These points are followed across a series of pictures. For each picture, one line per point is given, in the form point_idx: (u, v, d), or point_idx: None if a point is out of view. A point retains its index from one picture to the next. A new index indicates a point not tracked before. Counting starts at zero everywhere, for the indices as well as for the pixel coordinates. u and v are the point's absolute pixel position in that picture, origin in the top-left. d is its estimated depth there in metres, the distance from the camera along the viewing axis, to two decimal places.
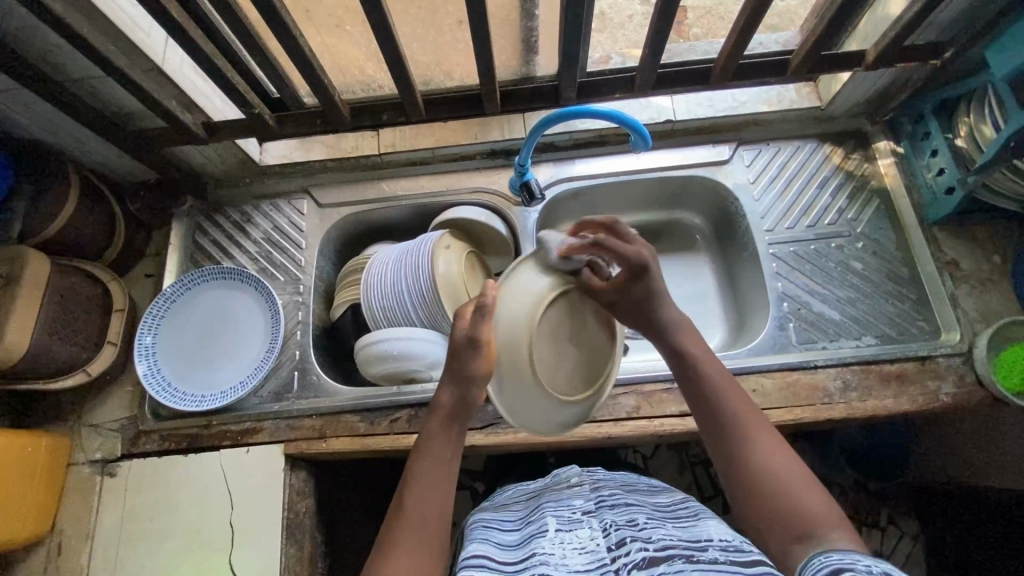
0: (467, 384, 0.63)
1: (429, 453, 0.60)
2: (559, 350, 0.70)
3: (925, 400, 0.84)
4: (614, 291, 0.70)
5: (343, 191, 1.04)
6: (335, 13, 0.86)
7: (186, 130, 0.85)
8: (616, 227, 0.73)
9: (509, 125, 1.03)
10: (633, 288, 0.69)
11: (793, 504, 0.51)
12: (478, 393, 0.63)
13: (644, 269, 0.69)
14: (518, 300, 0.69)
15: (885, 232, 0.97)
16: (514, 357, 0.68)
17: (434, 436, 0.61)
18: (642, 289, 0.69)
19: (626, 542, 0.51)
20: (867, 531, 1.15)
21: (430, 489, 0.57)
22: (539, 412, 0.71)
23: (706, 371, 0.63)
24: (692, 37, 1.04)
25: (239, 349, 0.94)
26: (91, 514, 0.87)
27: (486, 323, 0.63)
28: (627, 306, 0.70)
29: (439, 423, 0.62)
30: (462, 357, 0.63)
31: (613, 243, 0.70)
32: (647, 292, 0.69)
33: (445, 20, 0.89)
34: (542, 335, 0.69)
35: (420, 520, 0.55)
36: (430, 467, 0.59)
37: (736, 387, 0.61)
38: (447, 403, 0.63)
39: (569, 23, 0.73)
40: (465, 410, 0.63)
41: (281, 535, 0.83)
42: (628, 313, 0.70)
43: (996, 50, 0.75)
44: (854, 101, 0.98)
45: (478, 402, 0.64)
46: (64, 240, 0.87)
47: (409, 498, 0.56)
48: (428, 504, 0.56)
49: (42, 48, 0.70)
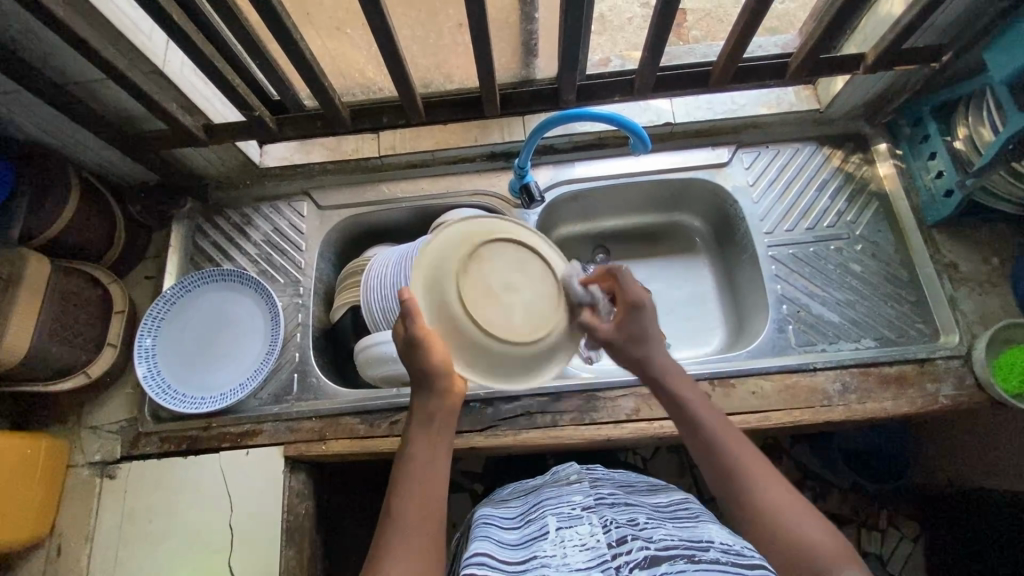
0: (428, 381, 0.60)
1: (413, 456, 0.59)
2: (501, 285, 0.63)
3: (924, 402, 0.84)
4: (611, 329, 0.67)
5: (344, 193, 1.04)
6: (336, 16, 0.87)
7: (186, 133, 0.85)
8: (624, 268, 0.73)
9: (509, 127, 1.03)
10: (631, 324, 0.67)
11: (801, 539, 0.52)
12: (448, 384, 0.60)
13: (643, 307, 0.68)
14: (445, 244, 0.64)
15: (885, 234, 0.97)
16: (447, 298, 0.61)
17: (417, 439, 0.60)
18: (639, 326, 0.68)
19: (627, 540, 0.51)
20: (868, 533, 1.15)
21: (417, 492, 0.56)
22: (489, 359, 0.62)
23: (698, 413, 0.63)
24: (691, 40, 1.05)
25: (238, 351, 0.94)
26: (90, 516, 0.87)
27: (416, 318, 0.59)
28: (623, 346, 0.67)
29: (420, 425, 0.61)
30: (415, 361, 0.60)
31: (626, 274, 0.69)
32: (643, 330, 0.68)
33: (445, 23, 0.90)
34: (476, 270, 0.63)
35: (410, 524, 0.54)
36: (416, 470, 0.58)
37: (730, 425, 0.62)
38: (426, 404, 0.61)
39: (569, 26, 0.73)
40: (444, 408, 0.61)
41: (282, 537, 0.84)
42: (621, 353, 0.68)
43: (995, 53, 0.75)
44: (853, 103, 0.98)
45: (454, 393, 0.60)
46: (64, 242, 0.87)
47: (397, 502, 0.56)
48: (417, 507, 0.56)
49: (43, 51, 0.70)
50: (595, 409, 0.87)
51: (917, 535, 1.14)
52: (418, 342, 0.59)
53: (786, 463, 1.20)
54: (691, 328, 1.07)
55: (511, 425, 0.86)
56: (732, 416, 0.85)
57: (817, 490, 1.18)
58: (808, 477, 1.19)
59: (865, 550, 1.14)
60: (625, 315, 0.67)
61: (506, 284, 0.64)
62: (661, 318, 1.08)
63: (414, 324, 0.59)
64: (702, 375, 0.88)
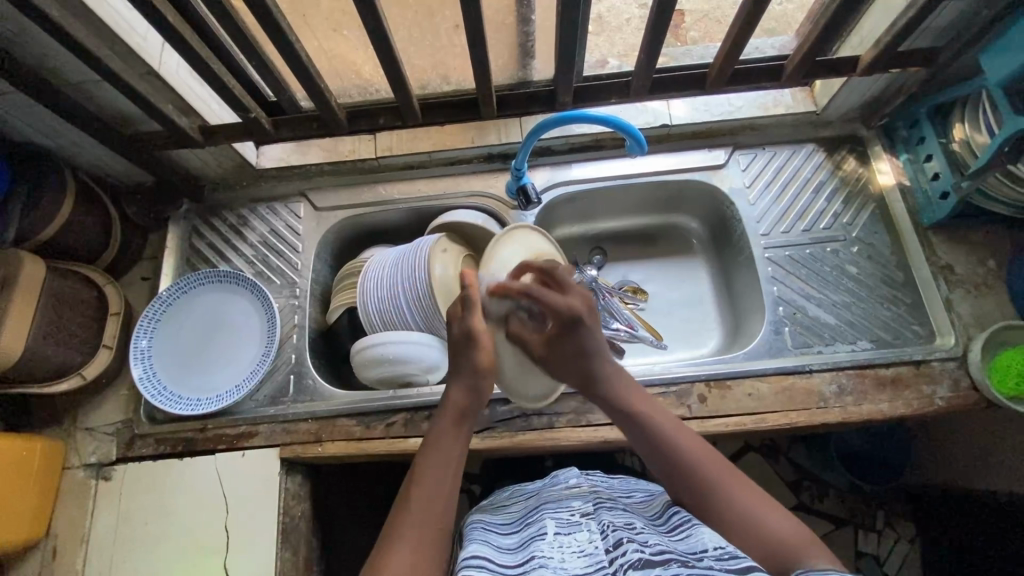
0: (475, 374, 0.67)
1: (438, 448, 0.61)
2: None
3: (920, 404, 0.84)
4: (545, 344, 0.74)
5: (341, 194, 1.04)
6: (332, 17, 0.87)
7: (182, 134, 0.85)
8: (553, 275, 0.75)
9: (507, 128, 1.03)
10: (568, 342, 0.71)
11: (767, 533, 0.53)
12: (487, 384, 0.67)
13: (575, 321, 0.71)
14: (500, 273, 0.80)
15: (881, 236, 0.97)
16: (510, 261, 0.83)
17: (443, 433, 0.62)
18: (573, 341, 0.71)
19: (623, 543, 0.51)
20: (864, 534, 1.15)
21: (436, 484, 0.57)
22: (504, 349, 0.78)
23: (650, 417, 0.64)
24: (689, 41, 1.05)
25: (235, 352, 0.94)
26: (86, 517, 0.86)
27: (472, 313, 0.69)
28: (563, 362, 0.72)
29: (450, 421, 0.63)
30: (462, 354, 0.68)
31: (544, 296, 0.72)
32: (578, 344, 0.71)
33: (441, 24, 0.89)
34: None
35: (425, 516, 0.55)
36: (436, 462, 0.59)
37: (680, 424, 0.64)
38: (458, 400, 0.65)
39: (565, 28, 0.73)
40: (473, 409, 0.65)
41: (278, 539, 0.83)
42: (559, 366, 0.73)
43: (990, 56, 0.75)
44: (849, 105, 0.98)
45: (487, 394, 0.67)
46: (60, 243, 0.87)
47: (416, 490, 0.57)
48: (433, 499, 0.56)
49: (38, 52, 0.70)
50: (592, 411, 0.87)
51: (913, 536, 1.15)
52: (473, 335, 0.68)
53: (784, 463, 1.21)
54: (689, 329, 1.07)
55: (507, 427, 0.86)
56: (728, 418, 0.85)
57: (815, 491, 1.18)
58: (806, 477, 1.19)
59: (862, 550, 1.15)
60: (560, 332, 0.72)
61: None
62: (657, 319, 1.09)
63: (472, 317, 0.68)
64: (698, 378, 0.87)
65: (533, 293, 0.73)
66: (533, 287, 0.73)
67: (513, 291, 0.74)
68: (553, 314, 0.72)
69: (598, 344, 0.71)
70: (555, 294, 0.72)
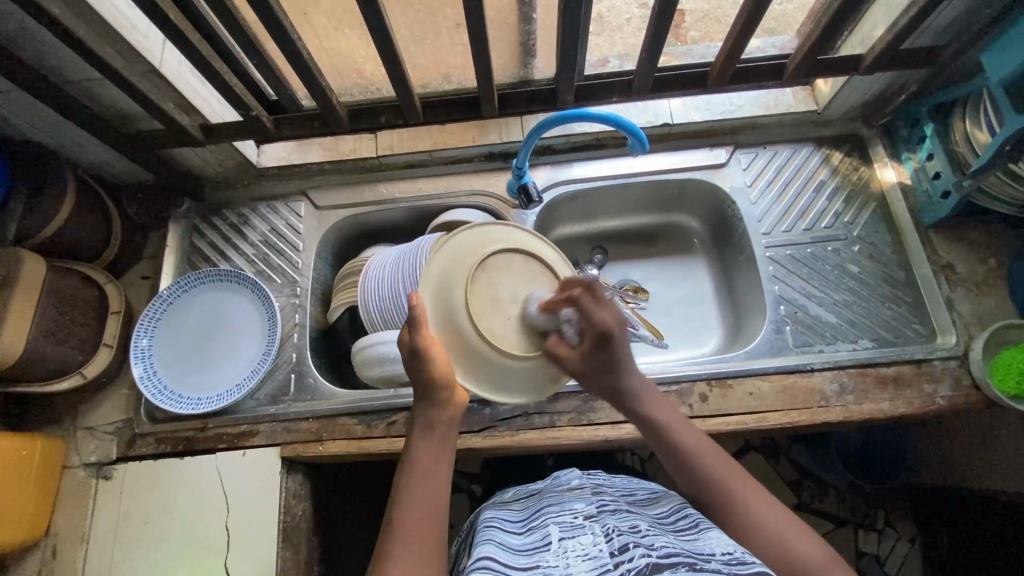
0: (432, 391, 0.62)
1: (417, 464, 0.60)
2: (509, 296, 0.65)
3: (921, 403, 0.84)
4: (579, 359, 0.65)
5: (342, 193, 1.04)
6: (332, 14, 0.88)
7: (184, 133, 0.85)
8: (594, 286, 0.66)
9: (508, 127, 1.03)
10: (598, 358, 0.65)
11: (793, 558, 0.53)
12: (448, 396, 0.62)
13: (610, 338, 0.65)
14: (456, 259, 0.65)
15: (882, 236, 0.97)
16: (482, 239, 0.67)
17: (420, 447, 0.61)
18: (608, 357, 0.65)
19: (630, 548, 0.51)
20: (865, 534, 1.16)
21: (420, 499, 0.57)
22: (466, 352, 0.63)
23: (676, 436, 0.63)
24: (689, 41, 1.05)
25: (233, 352, 0.94)
26: (86, 517, 0.86)
27: (423, 329, 0.61)
28: (593, 373, 0.66)
29: (421, 430, 0.62)
30: (418, 369, 0.63)
31: (590, 309, 0.64)
32: (611, 359, 0.66)
33: (442, 22, 0.91)
34: (511, 263, 0.66)
35: (413, 532, 0.54)
36: (418, 475, 0.59)
37: (706, 440, 0.63)
38: (428, 411, 0.62)
39: (567, 26, 0.72)
40: (445, 414, 0.62)
41: (279, 538, 0.83)
42: (588, 377, 0.67)
43: (990, 55, 0.75)
44: (850, 104, 0.98)
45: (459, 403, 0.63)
46: (60, 242, 0.87)
47: (400, 509, 0.56)
48: (419, 513, 0.56)
49: (40, 50, 0.70)
50: (593, 410, 0.87)
51: (914, 535, 1.15)
52: (421, 354, 0.61)
53: (785, 464, 1.21)
54: (691, 328, 1.07)
55: (508, 426, 0.86)
56: (729, 416, 0.85)
57: (816, 491, 1.18)
58: (807, 477, 1.19)
59: (863, 550, 1.15)
60: (592, 349, 0.65)
61: (515, 297, 0.65)
62: (659, 318, 1.09)
63: (422, 335, 0.61)
64: (700, 377, 0.87)
65: (579, 300, 0.64)
66: (581, 297, 0.64)
67: (555, 303, 0.64)
68: (588, 327, 0.65)
69: (626, 359, 0.67)
70: (600, 310, 0.65)
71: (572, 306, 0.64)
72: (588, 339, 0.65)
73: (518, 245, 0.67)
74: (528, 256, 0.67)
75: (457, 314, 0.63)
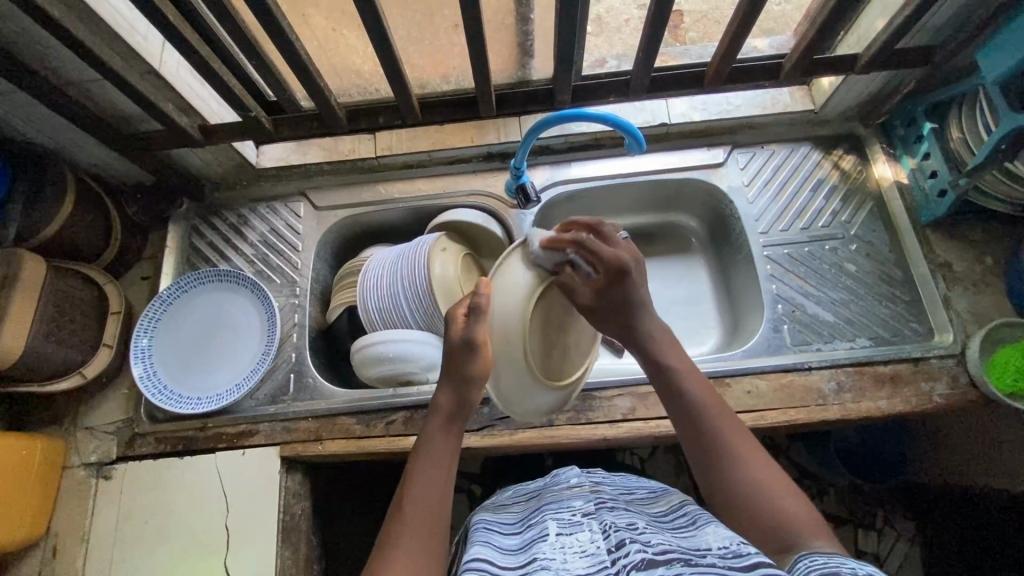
0: (466, 385, 0.66)
1: (429, 453, 0.61)
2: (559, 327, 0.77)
3: (919, 401, 0.85)
4: (590, 295, 0.71)
5: (341, 193, 1.04)
6: (331, 17, 0.89)
7: (183, 134, 0.85)
8: (601, 229, 0.72)
9: (506, 127, 1.04)
10: (612, 295, 0.70)
11: (779, 519, 0.53)
12: (477, 394, 0.66)
13: (626, 274, 0.69)
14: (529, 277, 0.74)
15: (880, 235, 0.97)
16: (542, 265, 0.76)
17: (433, 434, 0.63)
18: (622, 295, 0.69)
19: (625, 544, 0.51)
20: (865, 533, 1.16)
21: (429, 486, 0.58)
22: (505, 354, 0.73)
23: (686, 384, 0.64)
24: (688, 41, 1.05)
25: (233, 351, 0.94)
26: (86, 516, 0.86)
27: (479, 323, 0.67)
28: (606, 310, 0.70)
29: (441, 424, 0.64)
30: (461, 360, 0.66)
31: (592, 245, 0.71)
32: (626, 298, 0.69)
33: (440, 23, 0.92)
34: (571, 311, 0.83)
35: (420, 521, 0.55)
36: (428, 462, 0.60)
37: (712, 393, 0.64)
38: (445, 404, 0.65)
39: (564, 26, 0.73)
40: (463, 412, 0.65)
41: (278, 536, 0.84)
42: (602, 317, 0.71)
43: (985, 54, 0.76)
44: (846, 104, 0.99)
45: (476, 404, 0.67)
46: (60, 242, 0.87)
47: (408, 494, 0.57)
48: (427, 505, 0.56)
49: (40, 52, 0.70)
50: (591, 408, 0.87)
51: (914, 534, 1.15)
52: (473, 346, 0.66)
53: (784, 463, 1.21)
54: (690, 327, 1.07)
55: (507, 425, 0.86)
56: None
57: (816, 490, 1.18)
58: (807, 476, 1.19)
59: (863, 549, 1.15)
60: (609, 284, 0.70)
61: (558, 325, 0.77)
62: None
63: (477, 328, 0.67)
64: None
65: (581, 243, 0.71)
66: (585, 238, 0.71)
67: (562, 241, 0.72)
68: (601, 266, 0.70)
69: (644, 299, 0.70)
70: (604, 247, 0.71)
71: (575, 248, 0.72)
72: (601, 276, 0.70)
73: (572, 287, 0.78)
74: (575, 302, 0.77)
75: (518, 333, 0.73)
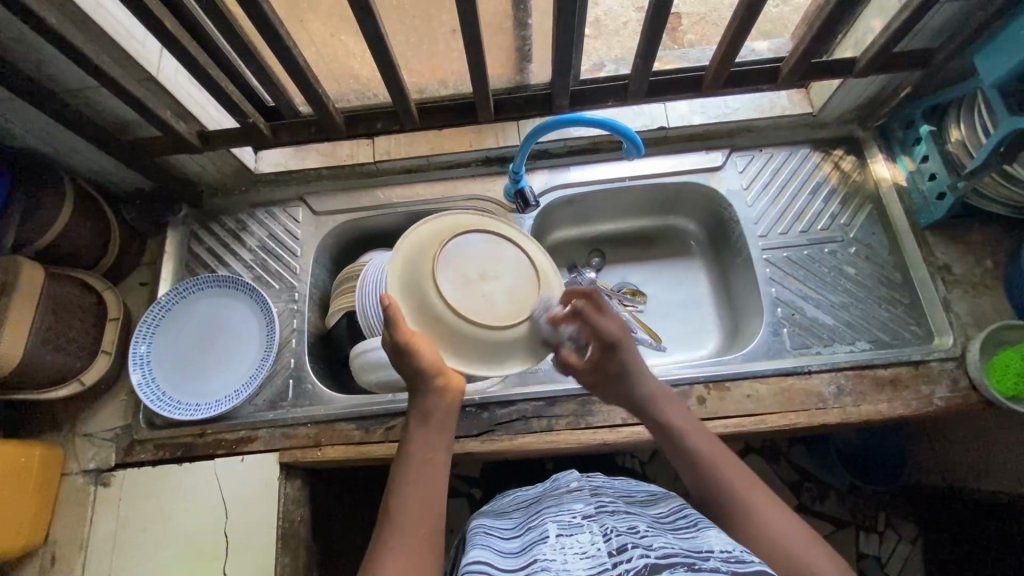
0: (422, 382, 0.62)
1: (415, 453, 0.61)
2: (478, 272, 0.63)
3: (919, 404, 0.84)
4: (588, 369, 0.71)
5: (339, 199, 1.04)
6: (330, 23, 0.86)
7: (181, 139, 0.85)
8: (594, 296, 0.70)
9: (504, 132, 1.05)
10: (609, 363, 0.69)
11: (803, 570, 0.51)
12: (438, 382, 0.61)
13: (617, 345, 0.69)
14: (427, 241, 0.65)
15: (879, 237, 0.97)
16: (444, 230, 0.66)
17: (418, 435, 0.62)
18: (616, 365, 0.69)
19: (628, 548, 0.51)
20: (866, 536, 1.15)
21: (411, 490, 0.57)
22: (438, 328, 0.62)
23: (695, 446, 0.63)
24: (686, 44, 1.05)
25: (232, 358, 0.94)
26: (84, 525, 0.86)
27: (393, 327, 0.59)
28: (606, 380, 0.70)
29: (421, 424, 0.62)
30: (405, 365, 0.62)
31: (591, 319, 0.69)
32: (620, 368, 0.69)
33: (438, 29, 0.88)
34: (500, 250, 0.66)
35: (409, 520, 0.55)
36: (413, 466, 0.60)
37: (714, 442, 0.64)
38: (424, 403, 0.62)
39: (561, 31, 0.73)
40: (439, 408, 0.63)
41: (276, 550, 0.83)
42: (606, 387, 0.71)
43: (982, 58, 0.76)
44: (844, 107, 0.99)
45: (451, 396, 0.63)
46: (57, 249, 0.87)
47: (394, 499, 0.57)
48: (416, 506, 0.56)
49: (36, 58, 0.70)
50: (591, 413, 0.87)
51: (915, 537, 1.14)
52: (403, 350, 0.60)
53: (784, 465, 1.20)
54: (689, 331, 1.07)
55: (506, 431, 0.86)
56: (727, 419, 0.85)
57: (816, 493, 1.18)
58: (807, 479, 1.19)
59: (863, 552, 1.14)
60: (604, 358, 0.70)
61: (482, 272, 0.63)
62: (658, 321, 1.09)
63: (399, 332, 0.60)
64: (698, 380, 0.87)
65: (583, 316, 0.69)
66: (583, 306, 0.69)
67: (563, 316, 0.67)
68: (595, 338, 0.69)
69: (638, 366, 0.70)
70: (603, 320, 0.69)
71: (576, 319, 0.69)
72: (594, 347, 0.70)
73: (474, 227, 0.66)
74: (487, 235, 0.66)
75: (430, 297, 0.62)
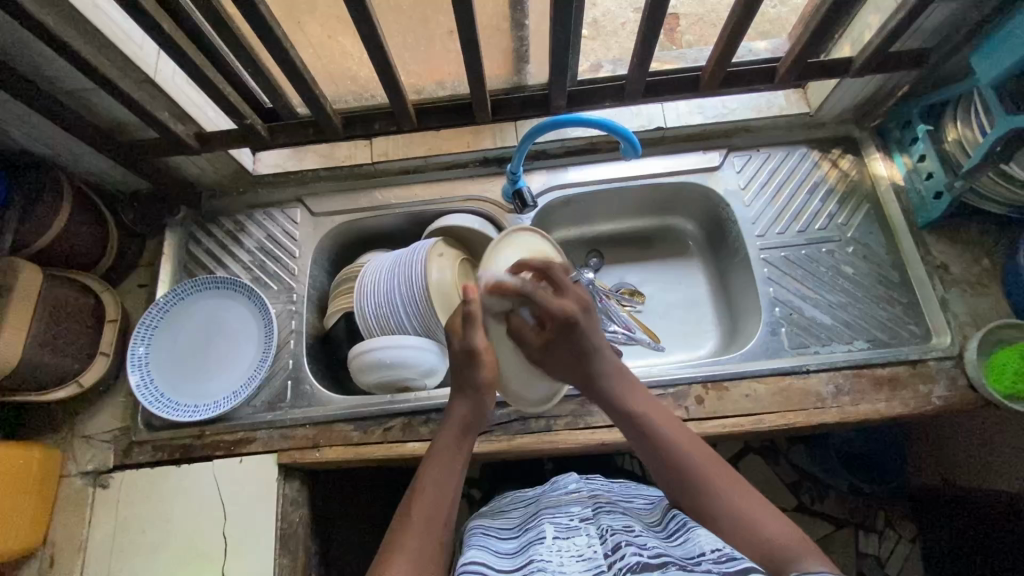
0: (473, 387, 0.68)
1: (441, 455, 0.62)
2: None
3: (917, 403, 0.85)
4: (542, 344, 0.75)
5: (338, 200, 1.04)
6: (327, 24, 0.86)
7: (178, 141, 0.85)
8: (552, 273, 0.77)
9: (502, 133, 1.05)
10: (558, 344, 0.74)
11: (764, 541, 0.52)
12: (490, 400, 0.69)
13: (573, 326, 0.73)
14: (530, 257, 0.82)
15: (876, 237, 0.97)
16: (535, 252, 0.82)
17: (447, 441, 0.64)
18: (571, 345, 0.73)
19: (622, 547, 0.51)
20: (866, 535, 1.15)
21: (438, 490, 0.58)
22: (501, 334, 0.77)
23: (653, 422, 0.66)
24: (683, 44, 1.05)
25: (231, 359, 0.94)
26: (83, 526, 0.86)
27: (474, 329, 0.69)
28: (561, 361, 0.74)
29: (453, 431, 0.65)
30: (466, 371, 0.69)
31: (540, 296, 0.74)
32: (573, 348, 0.73)
33: (436, 30, 0.88)
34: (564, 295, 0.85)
35: (426, 515, 0.56)
36: (439, 467, 0.61)
37: (674, 421, 0.66)
38: (461, 412, 0.67)
39: (558, 32, 0.73)
40: (476, 422, 0.67)
41: (275, 545, 0.84)
42: (558, 365, 0.75)
43: (980, 58, 0.76)
44: (842, 106, 0.99)
45: (490, 409, 0.69)
46: (56, 251, 0.87)
47: (418, 498, 0.58)
48: (433, 506, 0.57)
49: (34, 60, 0.70)
50: (589, 413, 0.87)
51: (915, 536, 1.14)
52: (473, 354, 0.68)
53: (784, 464, 1.22)
54: (687, 331, 1.07)
55: (504, 431, 0.86)
56: (725, 419, 0.85)
57: (815, 492, 1.18)
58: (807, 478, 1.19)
59: (863, 551, 1.14)
60: (555, 337, 0.74)
61: None
62: (656, 321, 1.09)
63: (473, 335, 0.69)
64: (695, 379, 0.87)
65: (530, 293, 0.75)
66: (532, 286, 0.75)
67: (509, 292, 0.75)
68: (548, 315, 0.74)
69: (595, 345, 0.74)
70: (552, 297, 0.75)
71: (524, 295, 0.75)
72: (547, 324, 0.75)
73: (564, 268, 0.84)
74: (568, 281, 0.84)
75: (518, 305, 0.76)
